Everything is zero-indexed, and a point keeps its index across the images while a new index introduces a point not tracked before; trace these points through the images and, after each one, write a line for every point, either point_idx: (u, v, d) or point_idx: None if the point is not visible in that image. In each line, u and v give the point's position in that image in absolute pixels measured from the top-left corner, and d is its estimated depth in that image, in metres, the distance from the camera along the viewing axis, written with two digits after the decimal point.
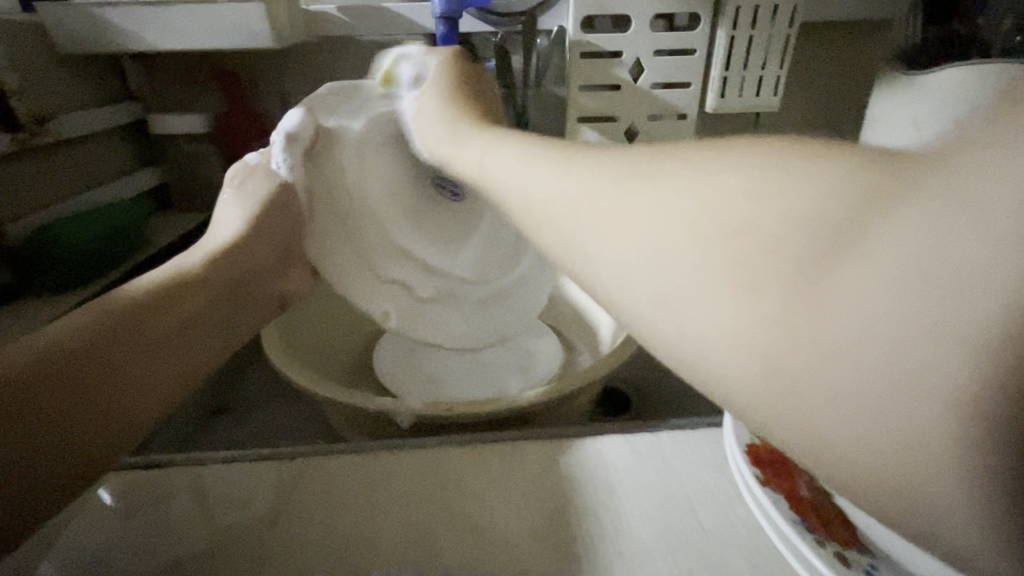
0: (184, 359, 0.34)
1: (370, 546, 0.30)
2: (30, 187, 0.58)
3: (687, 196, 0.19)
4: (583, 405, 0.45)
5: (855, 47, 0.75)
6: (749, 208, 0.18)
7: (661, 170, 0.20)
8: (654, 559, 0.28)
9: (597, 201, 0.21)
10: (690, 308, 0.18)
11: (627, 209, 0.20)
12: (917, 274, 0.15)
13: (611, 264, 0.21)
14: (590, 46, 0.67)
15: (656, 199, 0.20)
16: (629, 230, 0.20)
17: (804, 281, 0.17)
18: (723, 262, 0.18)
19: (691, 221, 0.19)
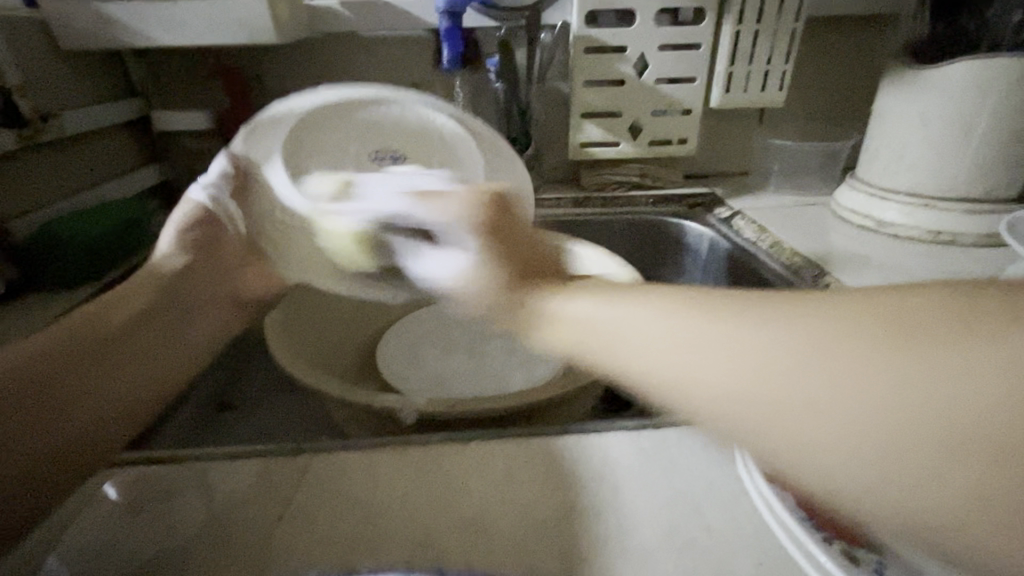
0: (136, 350, 0.39)
1: (375, 544, 0.30)
2: (36, 182, 0.58)
3: (878, 373, 0.20)
4: (589, 402, 0.45)
5: (863, 42, 0.74)
6: (952, 394, 0.19)
7: (819, 329, 0.22)
8: (659, 558, 0.28)
9: (712, 344, 0.23)
10: (839, 444, 0.20)
11: (737, 354, 0.23)
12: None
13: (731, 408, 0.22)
14: (594, 41, 0.67)
15: (793, 350, 0.22)
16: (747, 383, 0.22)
17: (911, 401, 0.19)
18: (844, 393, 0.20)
19: (826, 377, 0.21)
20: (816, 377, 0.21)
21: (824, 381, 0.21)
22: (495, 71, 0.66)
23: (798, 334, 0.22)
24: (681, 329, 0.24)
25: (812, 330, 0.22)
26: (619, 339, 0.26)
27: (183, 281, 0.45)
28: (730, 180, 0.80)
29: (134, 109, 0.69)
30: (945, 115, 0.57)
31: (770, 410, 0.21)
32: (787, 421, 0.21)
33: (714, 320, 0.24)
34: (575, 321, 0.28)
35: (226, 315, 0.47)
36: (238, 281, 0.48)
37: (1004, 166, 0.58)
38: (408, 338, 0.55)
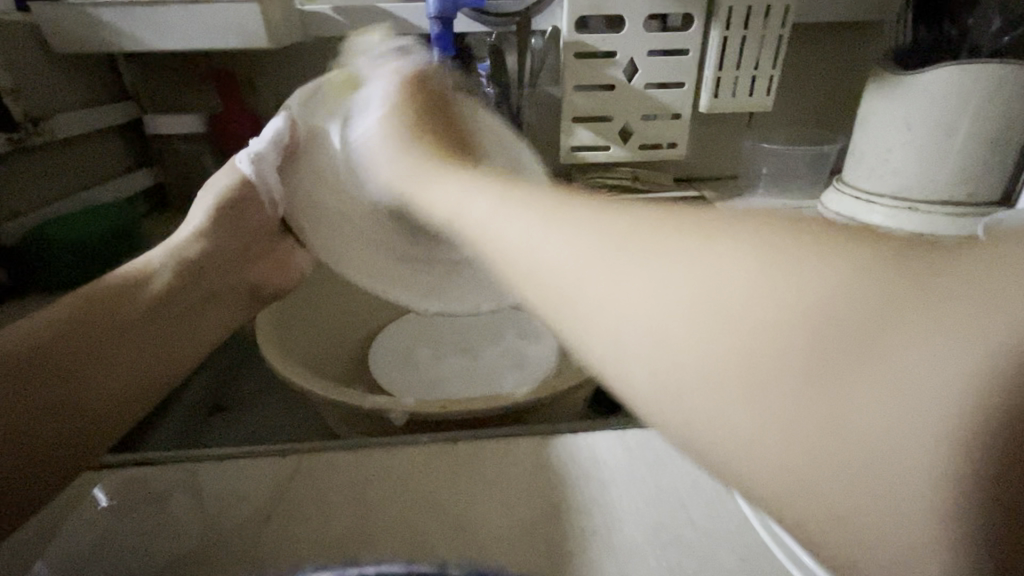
0: (149, 340, 0.39)
1: (363, 542, 0.30)
2: (26, 185, 0.58)
3: (701, 275, 0.17)
4: (579, 402, 0.45)
5: (848, 48, 0.75)
6: (792, 313, 0.15)
7: (653, 233, 0.18)
8: (643, 554, 0.29)
9: (549, 241, 0.21)
10: (656, 364, 0.17)
11: (573, 260, 0.19)
12: (900, 367, 0.14)
13: (586, 319, 0.19)
14: (584, 46, 0.68)
15: (640, 261, 0.18)
16: (598, 294, 0.18)
17: (745, 314, 0.16)
18: (671, 300, 0.17)
19: (670, 285, 0.17)
20: (670, 289, 0.17)
21: (650, 280, 0.17)
22: (485, 77, 0.65)
23: (626, 237, 0.19)
24: (517, 225, 0.22)
25: (638, 234, 0.19)
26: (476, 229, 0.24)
27: (205, 265, 0.45)
28: (720, 183, 0.81)
29: (126, 113, 0.69)
30: (927, 118, 0.59)
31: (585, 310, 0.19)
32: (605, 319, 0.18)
33: (548, 218, 0.21)
34: (441, 206, 0.27)
35: (242, 306, 0.47)
36: (259, 271, 0.49)
37: (985, 170, 0.59)
38: (400, 340, 0.55)
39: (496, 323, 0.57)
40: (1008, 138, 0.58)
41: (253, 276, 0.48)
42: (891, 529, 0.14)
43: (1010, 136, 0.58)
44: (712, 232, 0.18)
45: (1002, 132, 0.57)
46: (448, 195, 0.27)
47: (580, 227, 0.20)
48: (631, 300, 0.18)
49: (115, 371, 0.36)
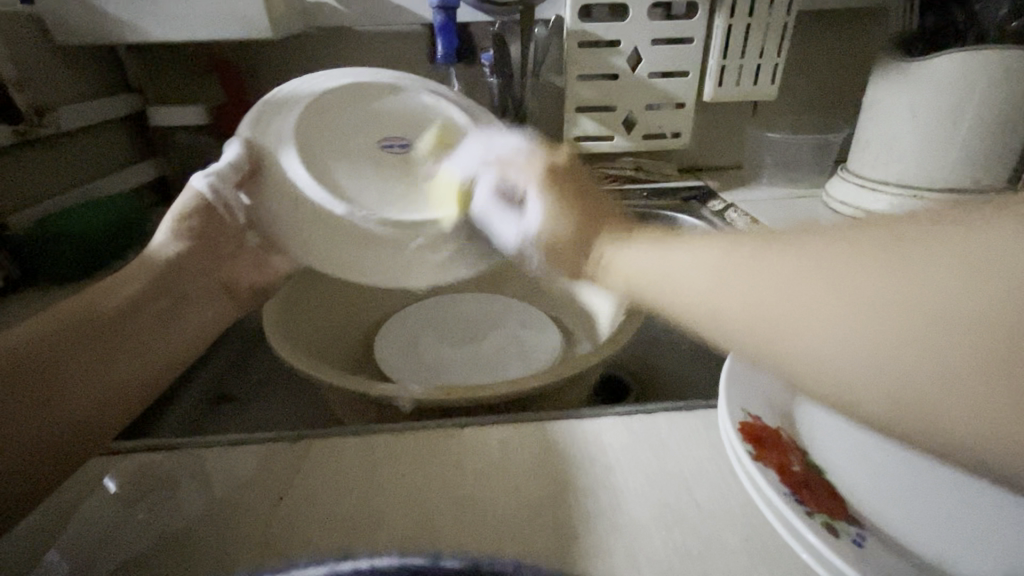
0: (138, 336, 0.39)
1: (372, 526, 0.31)
2: (31, 179, 0.58)
3: (848, 273, 0.20)
4: (584, 390, 0.46)
5: (854, 35, 0.75)
6: (947, 284, 0.18)
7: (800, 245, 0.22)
8: (647, 535, 0.29)
9: (703, 265, 0.25)
10: (811, 340, 0.21)
11: (726, 279, 0.24)
12: (982, 301, 0.17)
13: (746, 324, 0.23)
14: (587, 35, 0.68)
15: (789, 265, 0.22)
16: (746, 318, 0.23)
17: (900, 292, 0.19)
18: (824, 292, 0.20)
19: (824, 279, 0.21)
20: (822, 285, 0.20)
21: (804, 279, 0.21)
22: (490, 67, 0.66)
23: (784, 251, 0.22)
24: (679, 260, 0.26)
25: (787, 247, 0.22)
26: (638, 274, 0.29)
27: (188, 267, 0.45)
28: (723, 173, 0.81)
29: (129, 105, 0.69)
30: (933, 107, 0.58)
31: (748, 314, 0.23)
32: (764, 320, 0.22)
33: (705, 247, 0.26)
34: (632, 268, 0.29)
35: (221, 307, 0.47)
36: (237, 270, 0.48)
37: (990, 158, 0.59)
38: (405, 330, 0.55)
39: (502, 314, 0.57)
40: (1014, 125, 0.57)
41: (229, 276, 0.48)
42: (984, 434, 0.18)
43: (1015, 124, 0.57)
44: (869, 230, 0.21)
45: (1008, 120, 0.57)
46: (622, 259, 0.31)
47: (734, 249, 0.24)
48: (789, 298, 0.21)
49: (108, 365, 0.37)
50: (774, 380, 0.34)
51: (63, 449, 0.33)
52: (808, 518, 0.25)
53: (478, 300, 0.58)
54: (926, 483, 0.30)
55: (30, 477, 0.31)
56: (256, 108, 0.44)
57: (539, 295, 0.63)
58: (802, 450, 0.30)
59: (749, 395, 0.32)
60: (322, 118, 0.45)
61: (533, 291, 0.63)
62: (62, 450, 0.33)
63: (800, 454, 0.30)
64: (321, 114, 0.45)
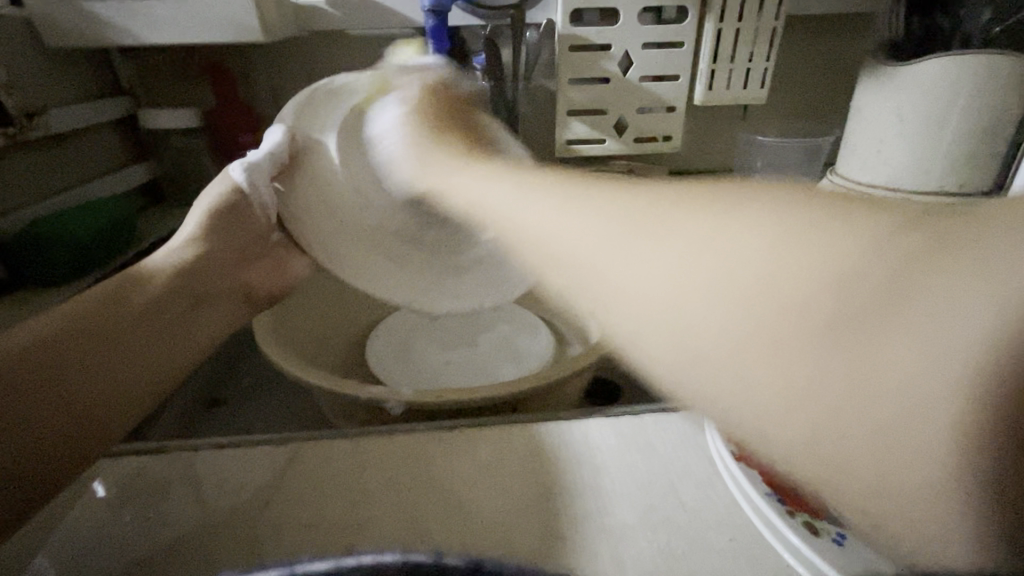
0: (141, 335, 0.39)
1: (360, 529, 0.30)
2: (21, 183, 0.58)
3: (694, 248, 0.19)
4: (574, 392, 0.46)
5: (842, 40, 0.76)
6: (791, 274, 0.17)
7: (660, 210, 0.21)
8: (635, 535, 0.29)
9: (562, 218, 0.23)
10: (660, 317, 0.19)
11: (586, 238, 0.22)
12: (833, 294, 0.16)
13: (596, 298, 0.21)
14: (579, 39, 0.68)
15: (646, 236, 0.20)
16: (659, 282, 0.19)
17: (741, 277, 0.18)
18: (676, 263, 0.19)
19: (684, 255, 0.19)
20: (678, 254, 0.19)
21: (662, 251, 0.19)
22: (479, 70, 0.66)
23: (639, 219, 0.21)
24: (545, 209, 0.24)
25: (647, 214, 0.21)
26: (496, 213, 0.26)
27: (207, 267, 0.46)
28: (714, 176, 0.82)
29: (121, 108, 0.69)
30: (919, 110, 0.59)
31: (601, 284, 0.21)
32: (613, 288, 0.20)
33: (565, 199, 0.24)
34: (463, 199, 0.29)
35: (239, 309, 0.48)
36: (254, 273, 0.49)
37: (976, 160, 0.60)
38: (396, 333, 0.55)
39: (493, 317, 0.57)
40: (998, 130, 0.58)
41: (248, 278, 0.49)
42: (797, 438, 0.16)
43: (1000, 128, 0.58)
44: (723, 202, 0.20)
45: (994, 123, 0.58)
46: (471, 190, 0.29)
47: (590, 206, 0.23)
48: (633, 269, 0.20)
49: (108, 367, 0.36)
50: None
51: (62, 456, 0.32)
52: None
53: None
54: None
55: (25, 484, 0.31)
56: (305, 98, 0.49)
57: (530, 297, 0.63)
58: None
59: None
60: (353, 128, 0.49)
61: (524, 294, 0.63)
62: (60, 456, 0.32)
63: None
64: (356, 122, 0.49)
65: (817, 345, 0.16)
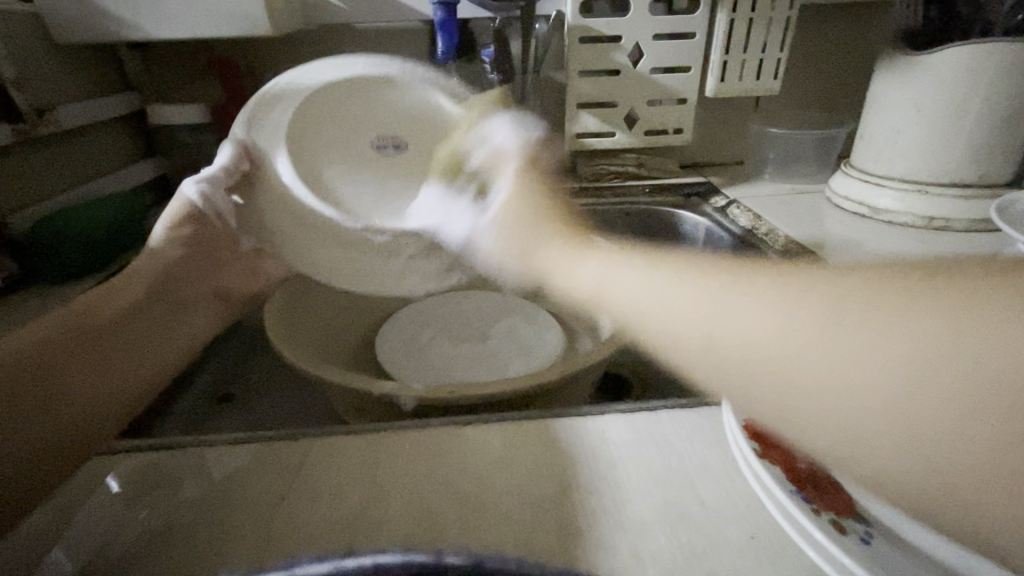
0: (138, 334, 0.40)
1: (375, 526, 0.30)
2: (33, 179, 0.58)
3: (884, 352, 0.34)
4: (586, 387, 0.45)
5: (857, 28, 0.74)
6: (899, 373, 0.33)
7: (847, 327, 0.36)
8: (654, 532, 0.29)
9: (781, 361, 0.36)
10: (875, 416, 0.32)
11: (805, 367, 0.35)
12: (955, 406, 0.31)
13: (778, 415, 0.32)
14: (588, 31, 0.67)
15: (849, 353, 0.35)
16: (820, 374, 0.34)
17: (898, 371, 0.33)
18: (888, 370, 0.33)
19: (864, 375, 0.34)
20: (864, 375, 0.34)
21: (870, 358, 0.34)
22: (489, 63, 0.65)
23: (832, 336, 0.36)
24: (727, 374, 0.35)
25: (835, 332, 0.36)
26: (617, 467, 0.32)
27: (182, 275, 0.46)
28: (725, 169, 0.81)
29: (130, 104, 0.69)
30: (937, 101, 0.58)
31: (810, 392, 0.34)
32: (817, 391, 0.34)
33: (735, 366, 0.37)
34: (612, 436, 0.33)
35: (216, 313, 0.47)
36: (228, 278, 0.49)
37: (994, 153, 0.59)
38: (406, 328, 0.55)
39: (503, 312, 0.56)
40: (1018, 120, 0.57)
41: (222, 283, 0.48)
42: (893, 467, 0.29)
43: (1020, 119, 0.57)
44: (847, 324, 0.36)
45: (1013, 114, 0.57)
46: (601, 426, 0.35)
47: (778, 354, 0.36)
48: (851, 364, 0.34)
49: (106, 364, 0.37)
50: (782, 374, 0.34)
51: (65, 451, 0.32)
52: (815, 517, 0.24)
53: (479, 298, 0.58)
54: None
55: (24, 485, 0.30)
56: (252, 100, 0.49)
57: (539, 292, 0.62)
58: (806, 447, 0.30)
59: None
60: (309, 123, 0.51)
61: (533, 289, 0.62)
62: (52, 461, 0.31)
63: (808, 452, 0.29)
64: (316, 112, 0.51)
65: (957, 406, 0.31)
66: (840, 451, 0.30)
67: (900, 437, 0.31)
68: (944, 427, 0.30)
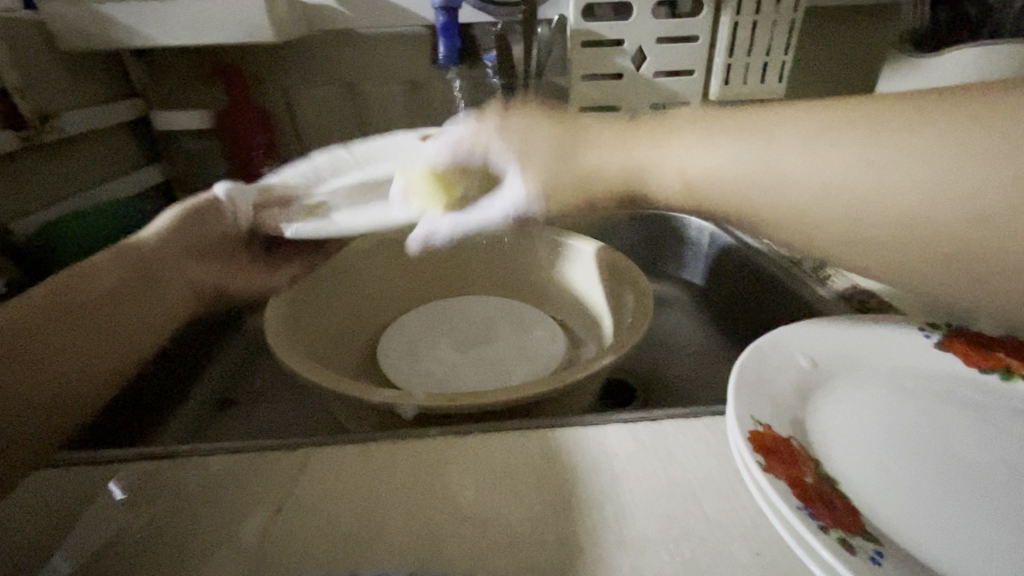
0: (105, 311, 0.44)
1: (375, 539, 0.30)
2: (38, 185, 0.59)
3: (876, 182, 0.29)
4: (589, 394, 0.45)
5: (864, 29, 0.73)
6: (927, 203, 0.28)
7: (862, 149, 0.29)
8: (656, 548, 0.28)
9: (756, 159, 0.32)
10: (889, 234, 0.29)
11: (820, 185, 0.30)
12: (961, 210, 0.27)
13: (811, 218, 0.31)
14: (591, 35, 0.67)
15: (848, 177, 0.29)
16: (877, 193, 0.29)
17: (910, 211, 0.28)
18: (872, 183, 0.29)
19: (874, 201, 0.29)
20: (897, 191, 0.28)
21: (850, 176, 0.29)
22: (493, 67, 0.65)
23: (851, 157, 0.29)
24: (718, 140, 0.34)
25: (856, 151, 0.29)
26: (707, 168, 0.34)
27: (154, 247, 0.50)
28: None
29: (135, 110, 0.69)
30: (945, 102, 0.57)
31: (859, 215, 0.29)
32: (845, 215, 0.30)
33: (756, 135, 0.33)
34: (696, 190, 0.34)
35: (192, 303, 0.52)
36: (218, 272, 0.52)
37: None
38: (408, 335, 0.55)
39: (506, 318, 0.56)
40: None
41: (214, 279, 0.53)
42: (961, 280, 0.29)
43: None
44: (903, 142, 0.28)
45: None
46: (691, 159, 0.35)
47: (797, 137, 0.31)
48: (854, 197, 0.29)
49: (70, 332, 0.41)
50: (791, 379, 0.34)
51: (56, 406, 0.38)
52: (823, 537, 0.23)
53: (483, 304, 0.58)
54: (950, 486, 0.29)
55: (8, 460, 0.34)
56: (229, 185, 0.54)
57: (543, 298, 0.62)
58: (815, 462, 0.29)
59: (758, 402, 0.31)
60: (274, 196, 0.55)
61: (537, 295, 0.62)
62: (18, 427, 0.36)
63: (814, 466, 0.29)
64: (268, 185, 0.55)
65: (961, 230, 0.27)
66: (905, 260, 0.29)
67: (927, 249, 0.28)
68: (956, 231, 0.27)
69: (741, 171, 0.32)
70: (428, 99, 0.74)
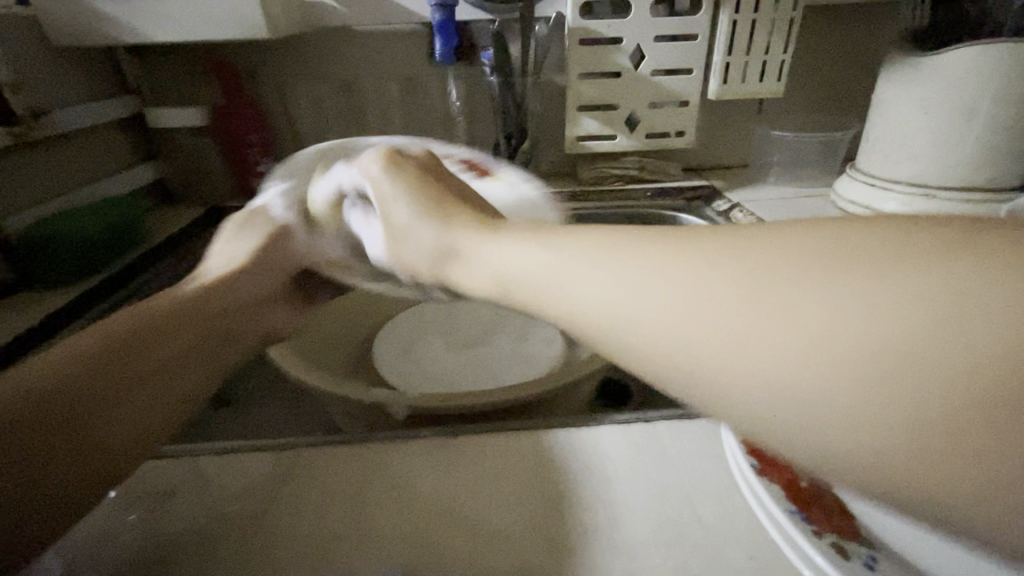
0: (174, 367, 0.32)
1: (363, 541, 0.29)
2: (30, 181, 0.58)
3: (778, 297, 0.17)
4: (584, 396, 0.44)
5: (862, 28, 0.73)
6: (853, 323, 0.16)
7: (782, 260, 0.18)
8: (650, 554, 0.28)
9: (631, 281, 0.20)
10: (773, 384, 0.17)
11: (693, 304, 0.19)
12: (933, 335, 0.15)
13: (670, 352, 0.19)
14: (588, 33, 0.66)
15: (742, 296, 0.18)
16: (742, 323, 0.18)
17: (810, 335, 0.17)
18: (770, 299, 0.17)
19: (788, 324, 0.17)
20: (821, 305, 0.17)
21: (762, 296, 0.18)
22: (489, 65, 0.65)
23: (731, 262, 0.19)
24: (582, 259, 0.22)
25: (746, 263, 0.18)
26: (552, 288, 0.22)
27: (230, 284, 0.39)
28: (727, 172, 0.80)
29: (129, 106, 0.69)
30: (948, 103, 0.56)
31: (725, 347, 0.18)
32: (725, 341, 0.18)
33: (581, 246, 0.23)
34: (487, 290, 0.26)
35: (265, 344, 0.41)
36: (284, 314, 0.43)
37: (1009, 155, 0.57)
38: (402, 336, 0.54)
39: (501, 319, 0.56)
40: None
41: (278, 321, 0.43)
42: (911, 460, 0.15)
43: None
44: (778, 242, 0.19)
45: None
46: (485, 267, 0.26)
47: (664, 255, 0.20)
48: (738, 321, 0.18)
49: (132, 390, 0.30)
50: None
51: (94, 481, 0.27)
52: (817, 539, 0.23)
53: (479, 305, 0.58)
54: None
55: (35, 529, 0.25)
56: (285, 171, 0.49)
57: None
58: None
59: None
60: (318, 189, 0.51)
61: None
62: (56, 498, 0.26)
63: None
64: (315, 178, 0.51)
65: (921, 378, 0.15)
66: (805, 425, 0.17)
67: (856, 411, 0.16)
68: (906, 391, 0.15)
69: (580, 296, 0.21)
70: (425, 96, 0.73)
